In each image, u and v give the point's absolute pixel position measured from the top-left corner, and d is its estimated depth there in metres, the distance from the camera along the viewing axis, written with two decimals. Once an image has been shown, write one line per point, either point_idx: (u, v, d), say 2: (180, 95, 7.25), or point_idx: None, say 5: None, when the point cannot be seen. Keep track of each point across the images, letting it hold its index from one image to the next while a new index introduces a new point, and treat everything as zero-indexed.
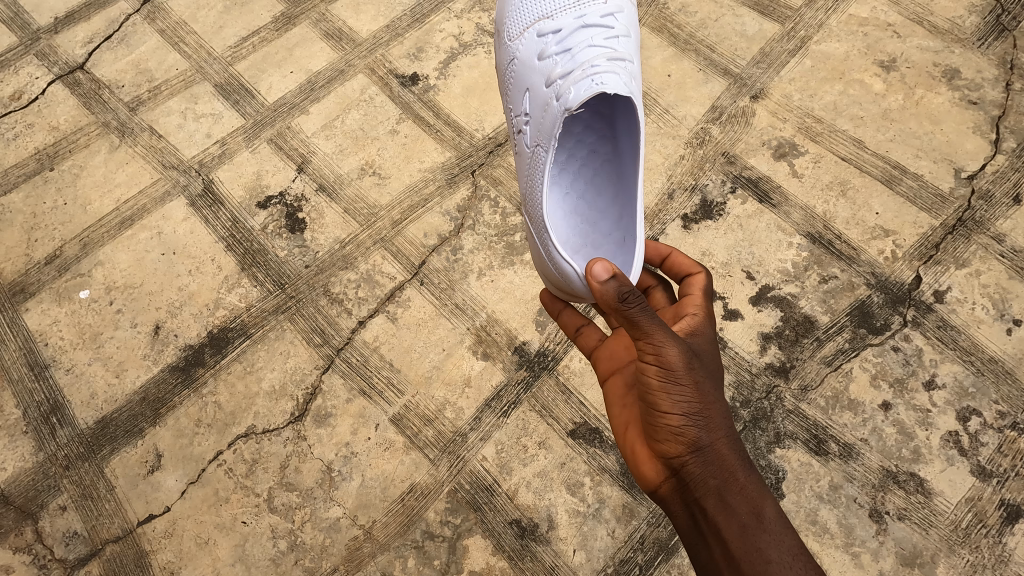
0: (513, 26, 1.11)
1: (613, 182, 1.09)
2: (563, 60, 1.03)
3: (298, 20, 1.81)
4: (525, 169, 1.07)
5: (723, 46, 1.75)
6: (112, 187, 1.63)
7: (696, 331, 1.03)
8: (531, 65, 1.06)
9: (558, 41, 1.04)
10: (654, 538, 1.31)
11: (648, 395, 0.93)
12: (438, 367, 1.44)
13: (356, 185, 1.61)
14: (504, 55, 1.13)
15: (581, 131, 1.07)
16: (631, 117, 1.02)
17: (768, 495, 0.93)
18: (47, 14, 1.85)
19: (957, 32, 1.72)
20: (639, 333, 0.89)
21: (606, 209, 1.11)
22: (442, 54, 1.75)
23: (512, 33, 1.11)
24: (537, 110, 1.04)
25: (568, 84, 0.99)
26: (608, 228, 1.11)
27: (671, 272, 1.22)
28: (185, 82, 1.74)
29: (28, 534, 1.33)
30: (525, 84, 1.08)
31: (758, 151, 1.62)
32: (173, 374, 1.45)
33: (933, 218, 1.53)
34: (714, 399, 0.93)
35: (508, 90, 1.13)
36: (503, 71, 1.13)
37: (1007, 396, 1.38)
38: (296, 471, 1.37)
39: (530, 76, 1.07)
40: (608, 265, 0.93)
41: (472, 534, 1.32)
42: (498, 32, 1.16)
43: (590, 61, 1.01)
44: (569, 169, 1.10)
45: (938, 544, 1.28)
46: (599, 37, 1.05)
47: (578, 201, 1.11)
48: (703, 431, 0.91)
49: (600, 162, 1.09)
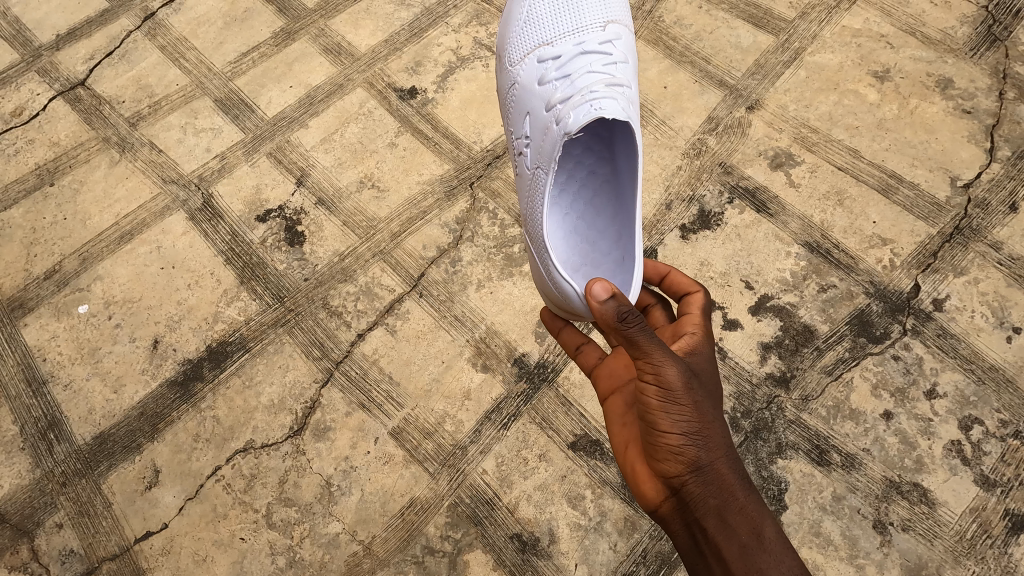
0: (514, 51, 1.12)
1: (613, 202, 1.10)
2: (562, 86, 1.04)
3: (297, 36, 1.83)
4: (525, 191, 1.08)
5: (718, 58, 1.77)
6: (111, 202, 1.63)
7: (694, 351, 1.03)
8: (531, 91, 1.07)
9: (558, 68, 1.05)
10: (656, 552, 1.29)
11: (648, 414, 0.93)
12: (437, 380, 1.44)
13: (355, 198, 1.61)
14: (505, 79, 1.14)
15: (580, 153, 1.08)
16: (629, 140, 1.03)
17: (768, 514, 0.92)
18: (49, 31, 1.87)
19: (950, 43, 1.74)
20: (638, 352, 0.89)
21: (606, 229, 1.11)
22: (440, 68, 1.76)
23: (513, 58, 1.12)
24: (537, 133, 1.05)
25: (567, 109, 1.00)
26: (607, 247, 1.11)
27: (670, 290, 1.22)
28: (186, 97, 1.75)
29: (24, 552, 1.32)
30: (526, 108, 1.09)
31: (755, 162, 1.63)
32: (172, 388, 1.44)
33: (930, 227, 1.54)
34: (713, 419, 0.93)
35: (509, 113, 1.14)
36: (505, 95, 1.14)
37: (1009, 404, 1.38)
38: (295, 486, 1.36)
39: (530, 100, 1.08)
40: (607, 285, 0.94)
41: (473, 549, 1.31)
42: (499, 57, 1.18)
43: (589, 87, 1.02)
44: (568, 190, 1.10)
45: (943, 556, 1.27)
46: (598, 63, 1.06)
47: (578, 221, 1.11)
48: (703, 451, 0.90)
49: (599, 183, 1.10)
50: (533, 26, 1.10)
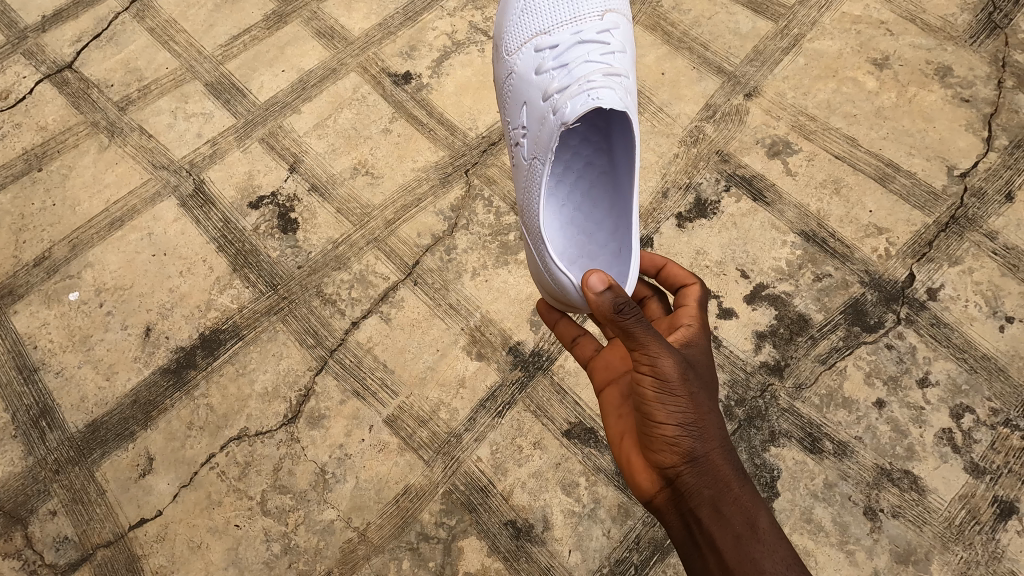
0: (510, 40, 1.11)
1: (610, 194, 1.09)
2: (560, 75, 1.03)
3: (290, 19, 1.80)
4: (522, 181, 1.07)
5: (717, 44, 1.75)
6: (100, 187, 1.61)
7: (690, 343, 1.03)
8: (529, 80, 1.06)
9: (555, 57, 1.04)
10: (649, 538, 1.30)
11: (643, 406, 0.92)
12: (432, 368, 1.43)
13: (349, 185, 1.59)
14: (502, 69, 1.13)
15: (578, 144, 1.06)
16: (627, 131, 1.02)
17: (762, 505, 0.92)
18: (34, 12, 1.83)
19: (949, 30, 1.72)
20: (634, 344, 0.89)
21: (602, 220, 1.10)
22: (435, 53, 1.74)
23: (509, 47, 1.10)
24: (534, 124, 1.04)
25: (565, 99, 0.99)
26: (604, 239, 1.10)
27: (666, 282, 1.22)
28: (176, 81, 1.73)
29: (18, 539, 1.32)
30: (523, 98, 1.07)
31: (752, 150, 1.62)
32: (165, 376, 1.44)
33: (926, 216, 1.53)
34: (708, 410, 0.93)
35: (505, 104, 1.13)
36: (501, 85, 1.13)
37: (1000, 393, 1.38)
38: (290, 473, 1.36)
39: (527, 90, 1.06)
40: (604, 277, 0.93)
41: (467, 535, 1.32)
42: (496, 46, 1.16)
43: (587, 77, 1.01)
44: (566, 180, 1.09)
45: (932, 542, 1.29)
46: (596, 53, 1.04)
47: (574, 212, 1.11)
48: (698, 442, 0.91)
49: (597, 174, 1.09)
50: (530, 15, 1.08)
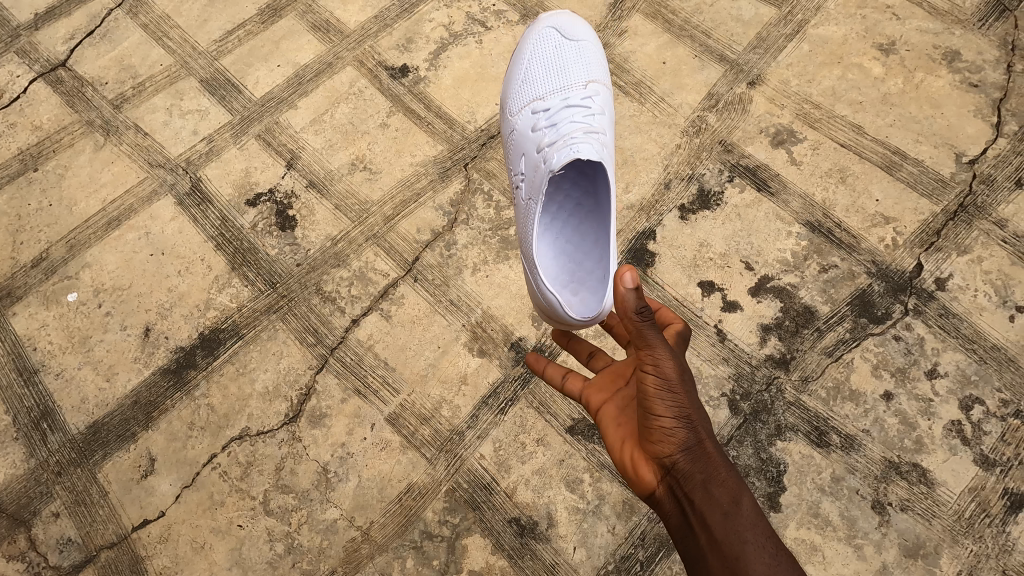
0: (513, 103, 1.21)
1: (597, 228, 1.08)
2: (552, 130, 1.11)
3: (285, 12, 1.77)
4: (520, 219, 1.10)
5: (719, 32, 1.72)
6: (97, 187, 1.60)
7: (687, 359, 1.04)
8: (527, 137, 1.13)
9: (548, 114, 1.12)
10: (655, 534, 1.29)
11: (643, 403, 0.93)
12: (433, 365, 1.42)
13: (347, 180, 1.58)
14: (506, 127, 1.21)
15: (569, 186, 1.08)
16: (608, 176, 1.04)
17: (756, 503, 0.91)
18: (26, 9, 1.81)
19: (957, 13, 1.68)
20: (642, 342, 0.93)
21: (591, 252, 1.09)
22: (432, 45, 1.72)
23: (511, 109, 1.20)
24: (529, 171, 1.10)
25: (552, 152, 1.07)
26: (593, 267, 1.07)
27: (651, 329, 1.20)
28: (170, 77, 1.71)
29: (21, 542, 1.32)
30: (521, 151, 1.15)
31: (755, 139, 1.59)
32: (165, 377, 1.43)
33: (934, 204, 1.51)
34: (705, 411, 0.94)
35: (509, 158, 1.21)
36: (505, 142, 1.21)
37: (1010, 384, 1.36)
38: (292, 472, 1.35)
39: (525, 144, 1.14)
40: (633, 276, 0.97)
41: (471, 533, 1.30)
42: (502, 105, 1.26)
43: (572, 132, 1.08)
44: (559, 218, 1.11)
45: (941, 535, 1.27)
46: (581, 115, 1.12)
47: (567, 244, 1.09)
48: (695, 436, 0.91)
49: (586, 213, 1.09)
50: (528, 84, 1.18)
